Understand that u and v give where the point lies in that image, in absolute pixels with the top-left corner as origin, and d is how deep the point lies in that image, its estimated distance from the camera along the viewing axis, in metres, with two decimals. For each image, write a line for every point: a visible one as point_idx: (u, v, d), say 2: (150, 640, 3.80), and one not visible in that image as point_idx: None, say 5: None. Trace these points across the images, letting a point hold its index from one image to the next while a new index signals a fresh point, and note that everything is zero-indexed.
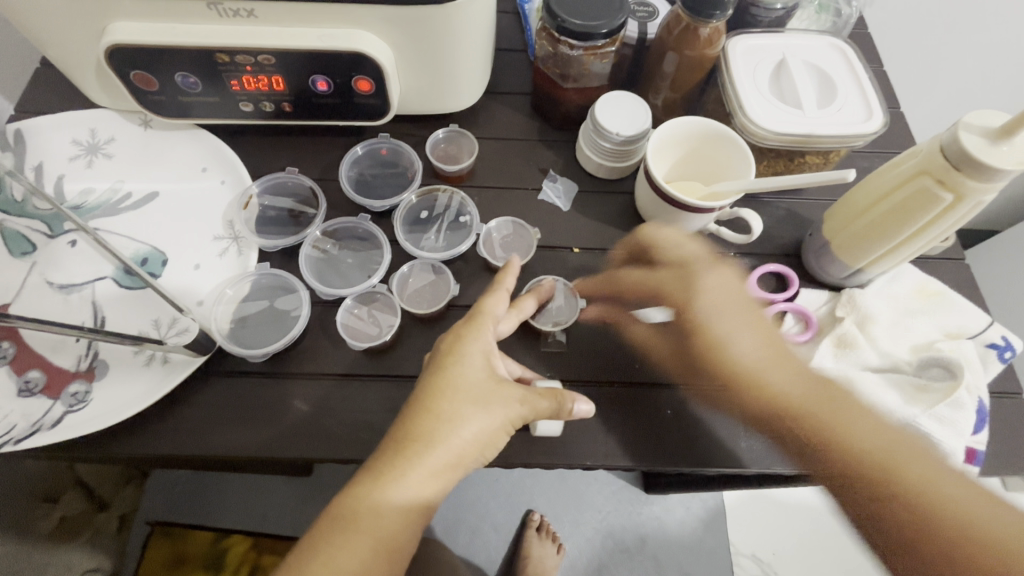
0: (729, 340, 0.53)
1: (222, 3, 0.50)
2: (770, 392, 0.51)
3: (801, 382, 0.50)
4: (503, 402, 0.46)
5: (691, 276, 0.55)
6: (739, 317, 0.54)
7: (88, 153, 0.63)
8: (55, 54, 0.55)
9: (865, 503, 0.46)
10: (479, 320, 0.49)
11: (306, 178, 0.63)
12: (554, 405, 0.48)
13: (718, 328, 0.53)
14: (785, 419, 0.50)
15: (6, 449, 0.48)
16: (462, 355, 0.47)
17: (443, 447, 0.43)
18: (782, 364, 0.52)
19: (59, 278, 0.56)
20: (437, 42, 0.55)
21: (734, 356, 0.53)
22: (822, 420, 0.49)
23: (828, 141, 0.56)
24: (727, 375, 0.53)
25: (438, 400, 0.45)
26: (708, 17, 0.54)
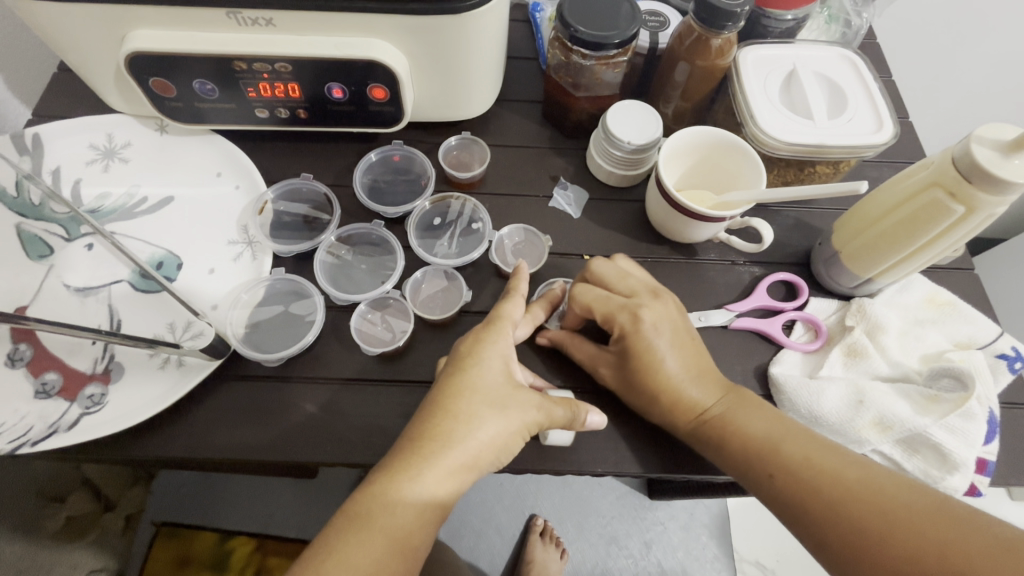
0: (654, 349, 0.50)
1: (241, 11, 0.51)
2: (686, 401, 0.49)
3: (713, 388, 0.50)
4: (521, 406, 0.46)
5: (634, 296, 0.53)
6: (668, 336, 0.51)
7: (105, 157, 0.63)
8: (75, 60, 0.56)
9: (793, 502, 0.44)
10: (499, 325, 0.50)
11: (320, 184, 0.63)
12: (569, 414, 0.48)
13: (645, 338, 0.51)
14: (703, 425, 0.49)
15: (23, 451, 0.48)
16: (483, 358, 0.47)
17: (460, 448, 0.44)
18: (686, 370, 0.51)
19: (76, 281, 0.57)
20: (451, 51, 0.56)
21: (658, 366, 0.50)
22: (743, 428, 0.48)
23: (838, 151, 0.57)
24: (652, 389, 0.50)
25: (455, 400, 0.45)
26: (720, 28, 0.54)
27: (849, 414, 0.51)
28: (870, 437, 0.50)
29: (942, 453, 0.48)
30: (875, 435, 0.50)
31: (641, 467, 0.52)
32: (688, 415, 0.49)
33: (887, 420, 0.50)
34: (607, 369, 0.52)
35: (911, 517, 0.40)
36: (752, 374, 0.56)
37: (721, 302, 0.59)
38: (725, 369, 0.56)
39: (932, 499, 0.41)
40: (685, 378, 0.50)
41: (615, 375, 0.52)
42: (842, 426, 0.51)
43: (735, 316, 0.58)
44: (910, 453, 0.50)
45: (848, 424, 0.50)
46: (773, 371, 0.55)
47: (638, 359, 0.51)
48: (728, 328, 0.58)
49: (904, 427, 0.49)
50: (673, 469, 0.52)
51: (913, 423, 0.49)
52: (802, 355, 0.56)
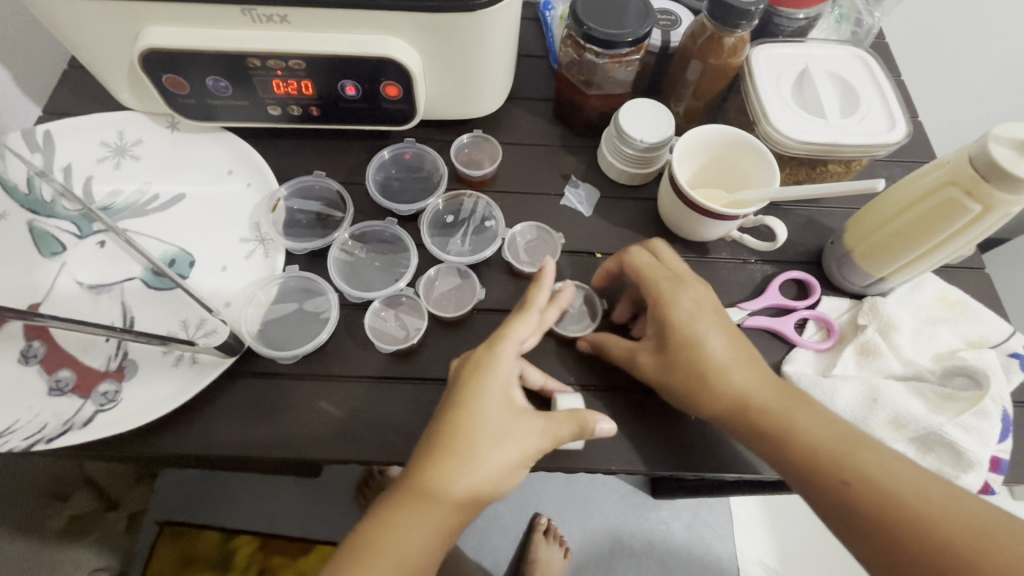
0: (704, 339, 0.50)
1: (256, 8, 0.51)
2: (733, 388, 0.48)
3: (760, 378, 0.49)
4: (526, 433, 0.46)
5: (673, 283, 0.52)
6: (715, 321, 0.51)
7: (116, 154, 0.63)
8: (87, 56, 0.56)
9: (842, 501, 0.43)
10: (499, 349, 0.48)
11: (332, 182, 0.63)
12: (575, 428, 0.48)
13: (695, 326, 0.50)
14: (755, 420, 0.47)
15: (38, 448, 0.48)
16: (483, 387, 0.47)
17: (467, 480, 0.44)
18: (735, 365, 0.49)
19: (89, 279, 0.57)
20: (464, 48, 0.56)
21: (709, 356, 0.49)
22: (793, 419, 0.47)
23: (851, 150, 0.57)
24: (698, 372, 0.49)
25: (458, 430, 0.45)
26: (734, 26, 0.54)
27: (862, 412, 0.51)
28: (884, 436, 0.50)
29: (957, 452, 0.48)
30: (890, 433, 0.50)
31: (653, 465, 0.52)
32: (735, 402, 0.48)
33: (902, 419, 0.50)
34: (652, 359, 0.51)
35: (962, 525, 0.40)
36: None
37: (734, 301, 0.59)
38: None
39: (976, 505, 0.41)
40: (738, 372, 0.49)
41: (660, 366, 0.51)
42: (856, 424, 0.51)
43: (748, 315, 0.58)
44: (925, 452, 0.50)
45: (862, 422, 0.51)
46: (786, 370, 0.55)
47: (687, 349, 0.50)
48: (741, 326, 0.58)
49: (918, 426, 0.49)
50: (686, 467, 0.52)
51: (928, 421, 0.49)
52: (814, 354, 0.56)
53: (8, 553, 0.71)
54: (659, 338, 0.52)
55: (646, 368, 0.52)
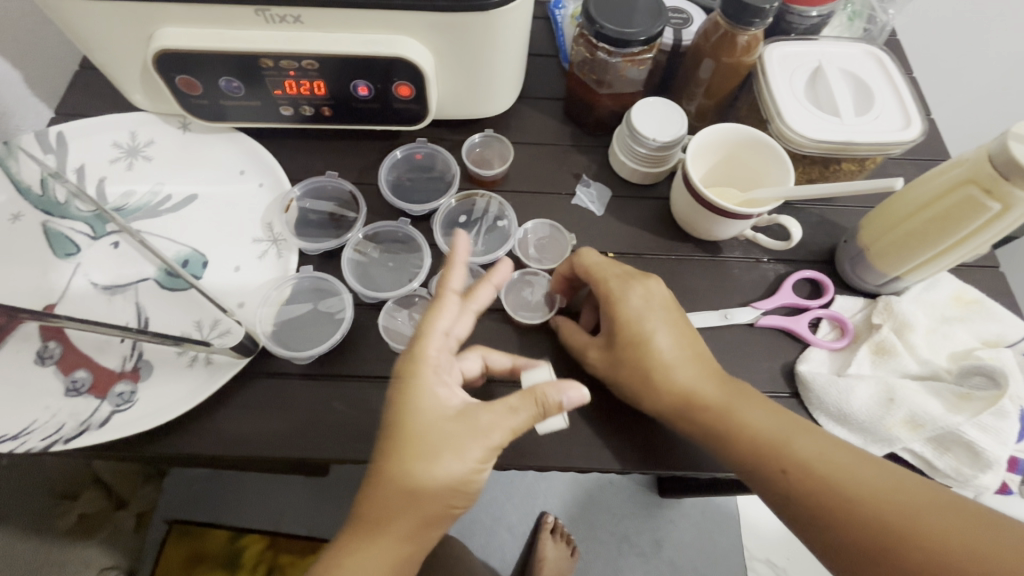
0: (652, 337, 0.51)
1: (270, 9, 0.51)
2: (679, 386, 0.49)
3: (704, 373, 0.50)
4: (472, 442, 0.44)
5: (623, 281, 0.53)
6: (662, 318, 0.51)
7: (128, 155, 0.64)
8: (101, 57, 0.56)
9: (788, 489, 0.45)
10: (424, 354, 0.46)
11: (345, 182, 0.63)
12: (534, 409, 0.45)
13: (641, 322, 0.51)
14: (699, 416, 0.49)
15: (56, 449, 0.49)
16: (415, 410, 0.44)
17: (419, 504, 0.43)
18: (682, 363, 0.50)
19: (103, 279, 0.57)
20: (476, 48, 0.56)
21: (655, 352, 0.50)
22: (735, 413, 0.48)
23: (865, 148, 0.56)
24: (645, 370, 0.50)
25: (398, 459, 0.43)
26: (747, 24, 0.54)
27: (879, 412, 0.51)
28: (901, 435, 0.50)
29: (975, 452, 0.48)
30: (906, 433, 0.50)
31: (628, 464, 0.52)
32: (680, 400, 0.49)
33: (918, 418, 0.50)
34: (603, 356, 0.52)
35: (901, 506, 0.42)
36: (779, 372, 0.56)
37: (748, 300, 0.59)
38: (751, 367, 0.56)
39: (915, 483, 0.43)
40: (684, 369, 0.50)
41: (610, 363, 0.52)
42: (872, 423, 0.51)
43: (761, 314, 0.58)
44: (942, 452, 0.50)
45: (879, 422, 0.50)
46: (801, 370, 0.54)
47: (636, 346, 0.51)
48: (754, 326, 0.58)
49: (935, 426, 0.49)
50: (661, 465, 0.52)
51: (945, 421, 0.49)
52: (829, 354, 0.56)
53: (17, 553, 0.71)
54: (609, 336, 0.52)
55: (598, 364, 0.52)
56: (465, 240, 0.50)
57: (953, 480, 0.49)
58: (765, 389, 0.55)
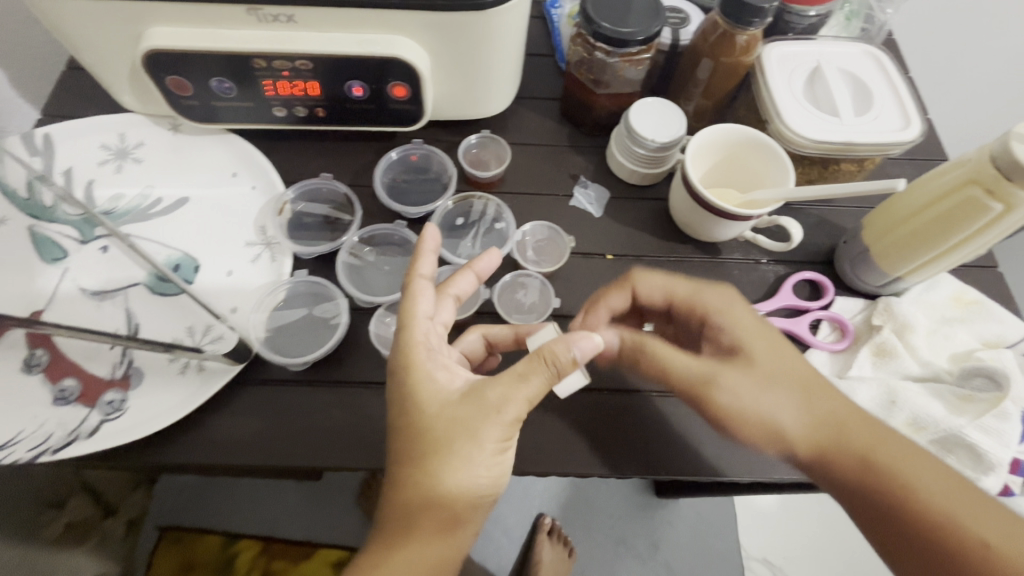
0: (784, 369, 0.49)
1: (262, 8, 0.50)
2: (827, 425, 0.47)
3: (843, 414, 0.48)
4: (485, 422, 0.43)
5: (736, 302, 0.52)
6: (794, 354, 0.50)
7: (117, 157, 0.62)
8: (88, 58, 0.55)
9: (942, 552, 0.42)
10: (413, 341, 0.46)
11: (340, 184, 0.62)
12: (546, 369, 0.43)
13: (775, 355, 0.49)
14: (845, 459, 0.46)
15: (44, 459, 0.47)
16: (419, 402, 0.44)
17: (444, 498, 0.42)
18: (814, 395, 0.48)
19: (91, 285, 0.56)
20: (473, 48, 0.55)
21: (793, 387, 0.48)
22: (887, 459, 0.45)
23: (865, 148, 0.56)
24: (783, 404, 0.48)
25: (415, 455, 0.43)
26: (746, 24, 0.54)
27: (881, 414, 0.50)
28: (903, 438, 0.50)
29: (978, 455, 0.48)
30: (908, 435, 0.50)
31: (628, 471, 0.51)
32: (827, 439, 0.47)
33: (921, 420, 0.50)
34: (729, 383, 0.48)
35: None
36: None
37: (748, 303, 0.59)
38: None
39: None
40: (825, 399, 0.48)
41: (740, 393, 0.48)
42: None
43: (762, 316, 0.57)
44: (945, 455, 0.49)
45: None
46: None
47: (773, 377, 0.48)
48: None
49: (937, 429, 0.49)
50: (657, 471, 0.51)
51: (948, 423, 0.49)
52: (829, 355, 0.56)
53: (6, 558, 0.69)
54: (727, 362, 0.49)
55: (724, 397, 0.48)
56: (434, 230, 0.51)
57: None
58: None
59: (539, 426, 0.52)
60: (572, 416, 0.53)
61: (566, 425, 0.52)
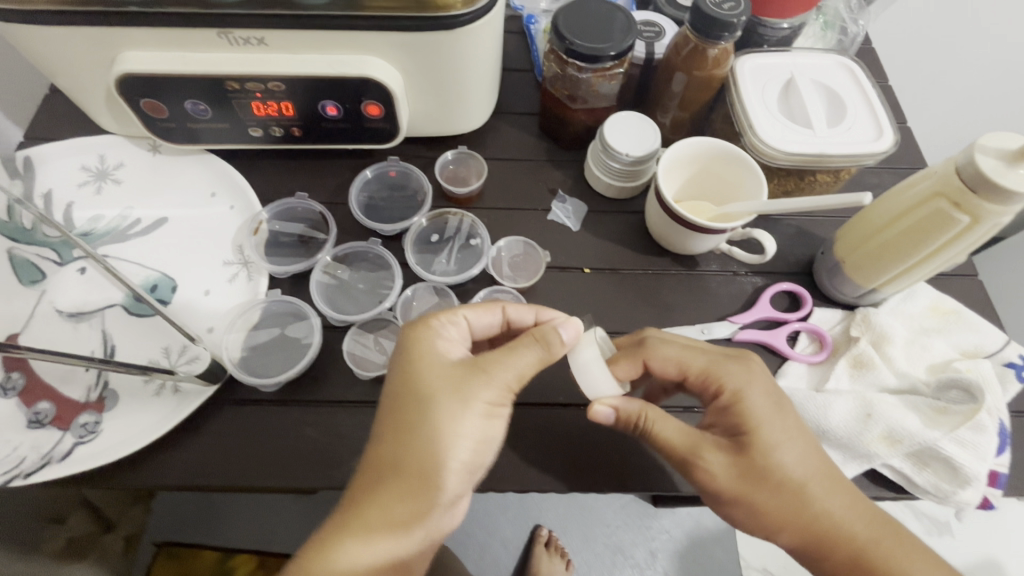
0: (782, 466, 0.44)
1: (233, 31, 0.50)
2: (821, 526, 0.44)
3: (845, 511, 0.44)
4: (476, 377, 0.43)
5: (747, 378, 0.47)
6: (797, 446, 0.45)
7: (98, 179, 0.63)
8: (66, 83, 0.55)
9: None
10: (435, 322, 0.47)
11: (315, 203, 0.62)
12: (537, 342, 0.44)
13: (772, 450, 0.45)
14: (838, 559, 0.44)
15: (16, 483, 0.47)
16: (417, 360, 0.44)
17: (426, 456, 0.41)
18: (815, 492, 0.44)
19: (69, 307, 0.56)
20: (444, 67, 0.55)
21: (786, 485, 0.44)
22: (880, 558, 0.43)
23: (838, 160, 0.56)
24: (773, 507, 0.44)
25: (400, 414, 0.43)
26: (716, 37, 0.54)
27: (857, 428, 0.50)
28: (879, 451, 0.49)
29: (953, 467, 0.48)
30: (884, 448, 0.49)
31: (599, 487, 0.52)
32: (820, 540, 0.44)
33: (896, 434, 0.49)
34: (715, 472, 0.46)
35: None
36: None
37: (725, 315, 0.58)
38: None
39: None
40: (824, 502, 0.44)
41: (726, 482, 0.45)
42: (851, 440, 0.50)
43: (739, 328, 0.57)
44: (921, 467, 0.49)
45: (857, 438, 0.50)
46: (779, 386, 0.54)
47: (770, 476, 0.44)
48: (731, 341, 0.57)
49: (913, 442, 0.49)
50: (629, 487, 0.52)
51: (923, 437, 0.48)
52: (807, 368, 0.55)
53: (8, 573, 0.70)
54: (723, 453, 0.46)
55: (708, 482, 0.46)
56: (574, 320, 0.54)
57: (933, 496, 0.49)
58: None
59: (517, 443, 0.53)
60: (551, 432, 0.53)
61: (545, 440, 0.53)
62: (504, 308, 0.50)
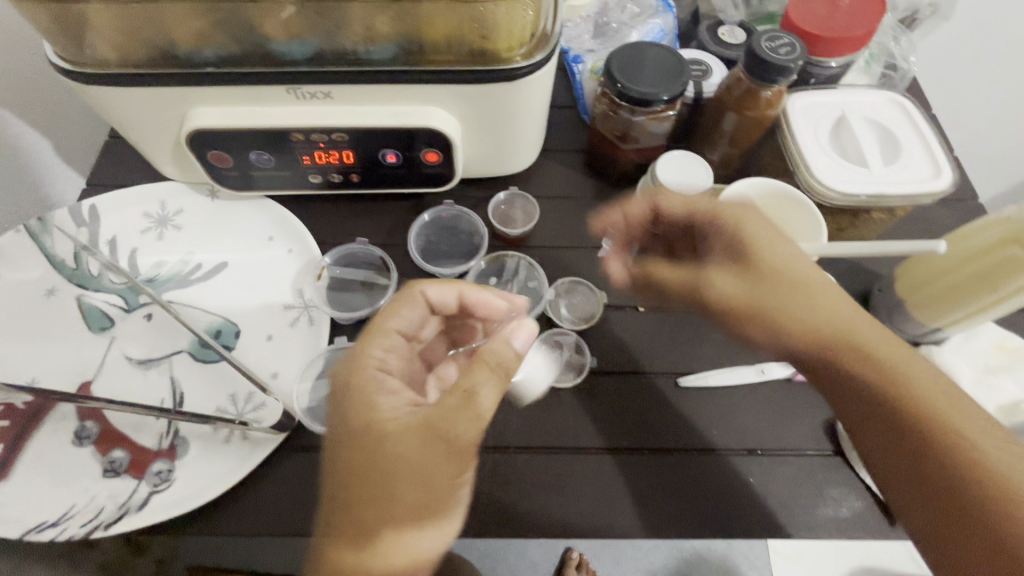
0: (797, 262, 0.49)
1: (301, 87, 0.51)
2: (842, 333, 0.47)
3: (873, 332, 0.47)
4: (431, 435, 0.42)
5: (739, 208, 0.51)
6: (804, 260, 0.50)
7: (159, 225, 0.65)
8: (136, 137, 0.57)
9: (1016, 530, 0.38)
10: (372, 351, 0.48)
11: (375, 248, 0.63)
12: (489, 380, 0.45)
13: (774, 253, 0.49)
14: (876, 376, 0.45)
15: (96, 534, 0.49)
16: (365, 429, 0.43)
17: (393, 522, 0.42)
18: (820, 296, 0.48)
19: (138, 354, 0.57)
20: (503, 115, 0.56)
21: (794, 303, 0.48)
22: (919, 387, 0.44)
23: (897, 199, 0.56)
24: (774, 300, 0.49)
25: (352, 487, 0.42)
26: (770, 81, 0.55)
27: None
28: None
29: None
30: None
31: (672, 532, 0.51)
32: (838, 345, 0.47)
33: None
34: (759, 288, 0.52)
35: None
36: (819, 428, 0.55)
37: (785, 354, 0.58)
38: (792, 428, 0.55)
39: None
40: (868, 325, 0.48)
41: (736, 297, 0.50)
42: None
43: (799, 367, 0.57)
44: None
45: None
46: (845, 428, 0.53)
47: (779, 279, 0.49)
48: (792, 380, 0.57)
49: None
50: (702, 532, 0.52)
51: None
52: None
53: None
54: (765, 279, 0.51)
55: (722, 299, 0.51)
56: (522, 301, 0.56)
57: None
58: (811, 447, 0.55)
59: (585, 491, 0.53)
60: (620, 478, 0.53)
61: (612, 486, 0.53)
62: (423, 291, 0.51)
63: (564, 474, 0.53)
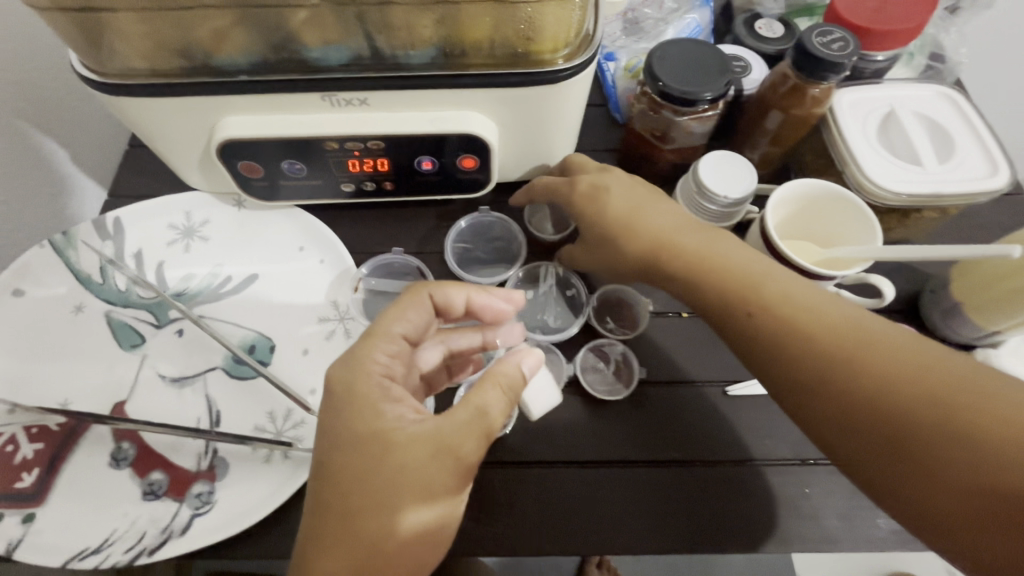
0: (651, 223, 0.53)
1: (336, 94, 0.49)
2: (714, 279, 0.49)
3: (742, 271, 0.49)
4: (432, 446, 0.40)
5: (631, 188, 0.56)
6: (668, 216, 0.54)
7: (185, 237, 0.63)
8: (163, 147, 0.55)
9: (908, 434, 0.38)
10: (373, 353, 0.44)
11: (411, 258, 0.62)
12: (498, 400, 0.43)
13: (641, 214, 0.53)
14: (748, 316, 0.47)
15: (140, 561, 0.47)
16: (372, 439, 0.41)
17: (389, 532, 0.40)
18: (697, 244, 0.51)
19: (171, 371, 0.56)
20: (543, 118, 0.54)
21: (674, 253, 0.51)
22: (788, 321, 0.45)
23: (951, 198, 0.54)
24: (666, 255, 0.51)
25: (355, 502, 0.40)
26: (820, 78, 0.53)
27: None
28: None
29: None
30: None
31: (725, 547, 0.50)
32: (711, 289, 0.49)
33: None
34: (680, 288, 0.51)
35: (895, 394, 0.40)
36: None
37: None
38: None
39: None
40: (781, 289, 0.47)
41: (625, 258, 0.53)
42: None
43: None
44: None
45: None
46: None
47: (654, 238, 0.52)
48: None
49: None
50: (755, 546, 0.50)
51: None
52: None
53: None
54: (681, 278, 0.51)
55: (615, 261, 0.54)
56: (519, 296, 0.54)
57: None
58: None
59: (635, 506, 0.51)
60: (671, 492, 0.52)
61: (664, 499, 0.51)
62: (430, 294, 0.48)
63: (613, 489, 0.52)
